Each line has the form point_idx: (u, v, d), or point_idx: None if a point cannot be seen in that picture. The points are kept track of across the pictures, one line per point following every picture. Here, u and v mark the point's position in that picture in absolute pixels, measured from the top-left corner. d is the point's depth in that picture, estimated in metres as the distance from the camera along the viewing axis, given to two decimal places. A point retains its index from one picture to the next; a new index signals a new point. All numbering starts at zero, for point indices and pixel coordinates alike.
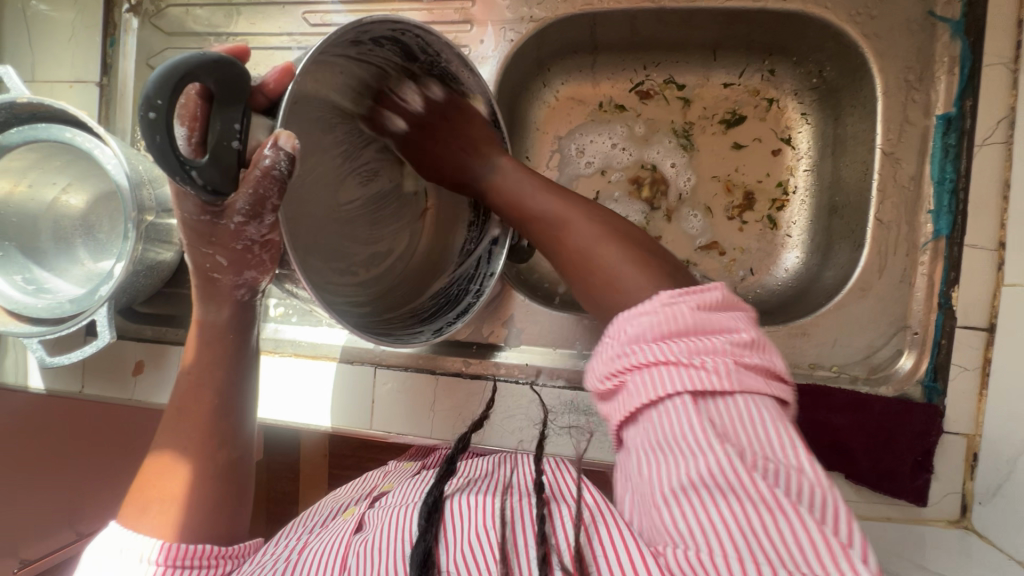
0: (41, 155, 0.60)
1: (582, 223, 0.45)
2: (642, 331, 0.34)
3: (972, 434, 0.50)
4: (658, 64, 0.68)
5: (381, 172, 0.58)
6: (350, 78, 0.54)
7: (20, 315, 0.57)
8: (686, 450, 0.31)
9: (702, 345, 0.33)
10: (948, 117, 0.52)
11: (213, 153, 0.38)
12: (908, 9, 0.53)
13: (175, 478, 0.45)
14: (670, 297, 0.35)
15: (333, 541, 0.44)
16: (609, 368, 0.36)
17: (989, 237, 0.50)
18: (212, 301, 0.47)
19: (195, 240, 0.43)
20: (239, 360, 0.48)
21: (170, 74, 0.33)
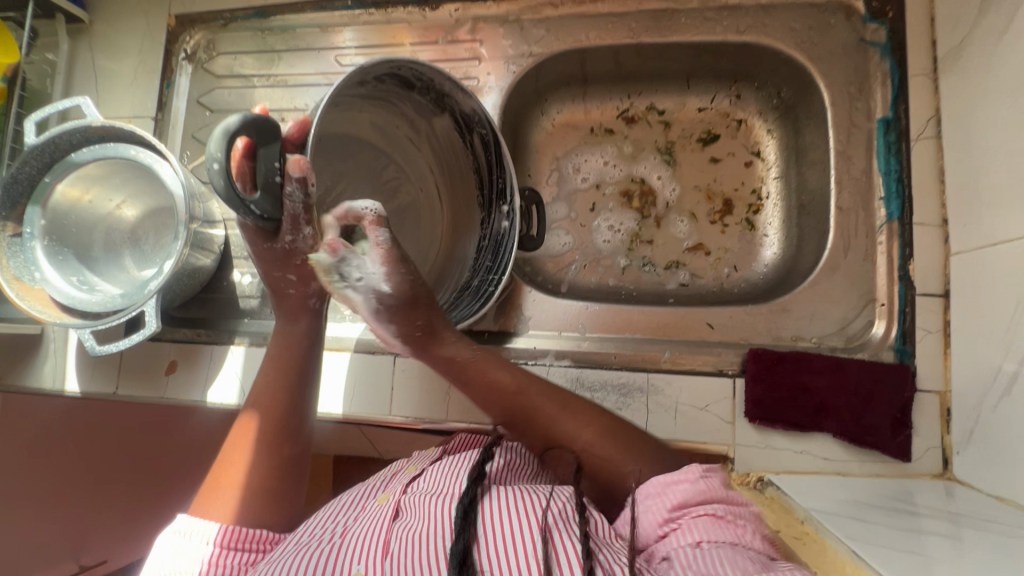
0: (106, 172, 0.68)
1: (563, 421, 0.52)
2: (692, 492, 0.43)
3: (943, 391, 0.55)
4: (640, 94, 0.79)
5: (402, 188, 0.67)
6: (368, 115, 0.61)
7: (74, 310, 0.63)
8: (740, 569, 0.37)
9: (738, 511, 0.43)
10: (887, 120, 0.62)
11: (264, 190, 0.46)
12: (843, 37, 0.65)
13: (250, 473, 0.51)
14: (707, 470, 0.46)
15: (372, 526, 0.45)
16: (661, 516, 0.43)
17: (934, 216, 0.58)
18: (290, 315, 0.56)
19: (269, 265, 0.52)
20: (307, 365, 0.56)
21: (225, 134, 0.41)
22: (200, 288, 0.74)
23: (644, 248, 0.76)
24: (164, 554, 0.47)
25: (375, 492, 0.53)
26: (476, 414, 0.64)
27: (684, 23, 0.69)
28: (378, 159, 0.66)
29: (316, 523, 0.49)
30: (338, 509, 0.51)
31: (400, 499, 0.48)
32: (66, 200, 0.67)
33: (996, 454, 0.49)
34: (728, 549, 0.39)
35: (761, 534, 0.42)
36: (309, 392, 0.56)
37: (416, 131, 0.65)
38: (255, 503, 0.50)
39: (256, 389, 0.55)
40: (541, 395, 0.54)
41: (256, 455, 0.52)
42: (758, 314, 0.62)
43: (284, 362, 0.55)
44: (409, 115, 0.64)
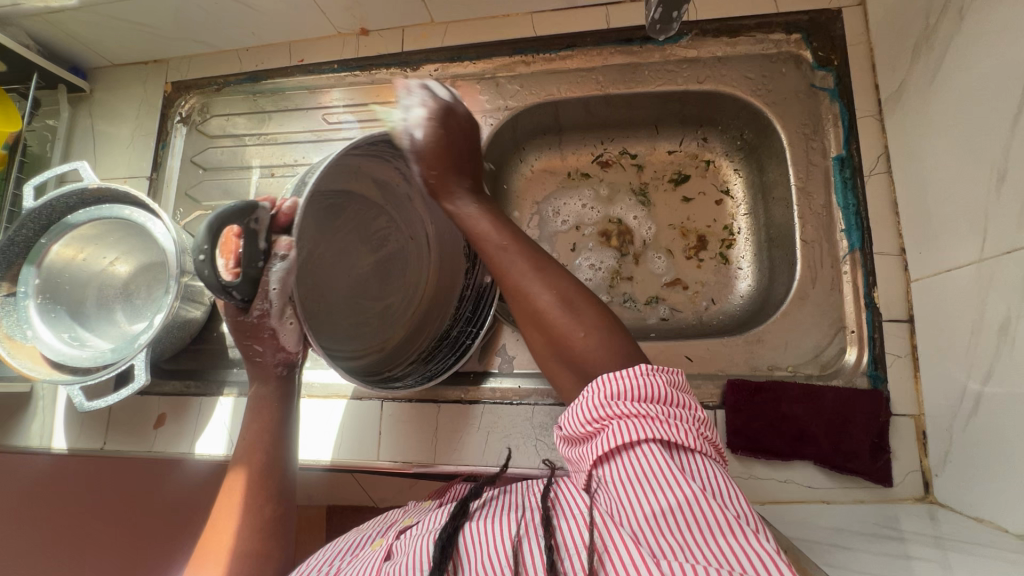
0: (100, 232, 0.71)
1: (532, 282, 0.47)
2: (624, 387, 0.38)
3: (918, 414, 0.57)
4: (613, 139, 0.83)
5: (390, 239, 0.68)
6: (363, 171, 0.64)
7: (64, 366, 0.64)
8: (655, 486, 0.35)
9: (673, 412, 0.38)
10: (841, 158, 0.66)
11: (245, 274, 0.49)
12: (795, 84, 0.70)
13: (240, 540, 0.50)
14: (648, 369, 0.39)
15: (364, 568, 0.43)
16: (590, 413, 0.39)
17: (892, 245, 0.61)
18: (261, 378, 0.57)
19: (238, 335, 0.54)
20: (283, 426, 0.57)
21: (213, 225, 0.45)
22: (190, 340, 0.75)
23: (625, 285, 0.79)
24: None
25: (365, 540, 0.50)
26: (463, 455, 0.64)
27: (648, 75, 0.74)
28: (371, 210, 0.67)
29: (310, 568, 0.47)
30: (333, 554, 0.49)
31: (393, 544, 0.46)
32: (60, 259, 0.69)
33: (971, 475, 0.50)
34: (656, 451, 0.36)
35: (692, 435, 0.37)
36: (287, 451, 0.56)
37: (411, 184, 0.67)
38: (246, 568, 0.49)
39: (238, 454, 0.55)
40: (519, 257, 0.49)
41: (245, 522, 0.51)
42: (734, 345, 0.64)
43: (258, 427, 0.56)
44: (401, 169, 0.65)
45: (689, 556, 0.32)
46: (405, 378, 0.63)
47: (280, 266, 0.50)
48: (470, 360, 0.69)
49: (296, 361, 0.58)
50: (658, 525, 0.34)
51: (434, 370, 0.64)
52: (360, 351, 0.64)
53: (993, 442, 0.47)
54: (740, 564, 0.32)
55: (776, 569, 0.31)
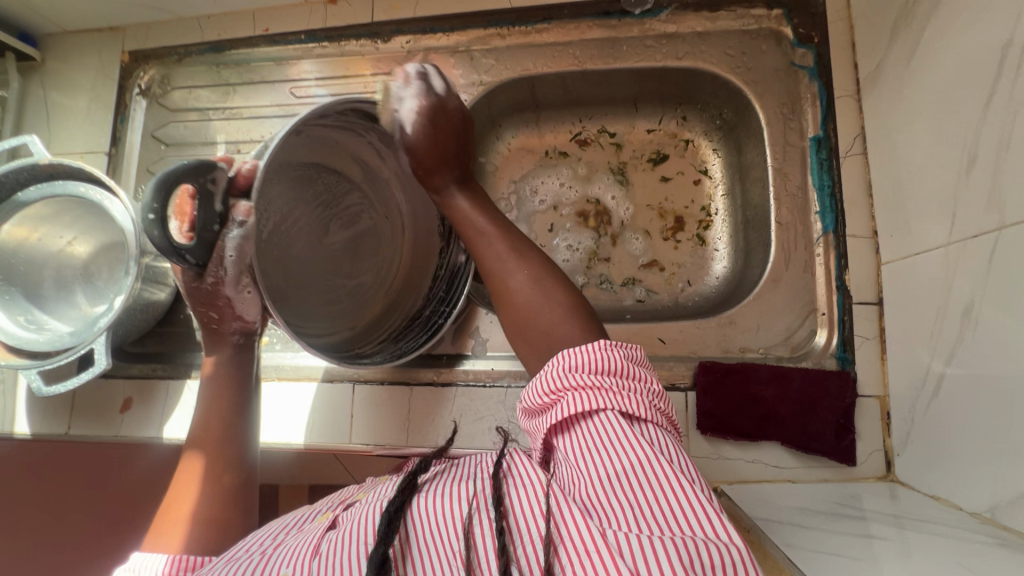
0: (55, 210, 0.67)
1: (513, 274, 0.48)
2: (580, 361, 0.38)
3: (883, 396, 0.57)
4: (591, 117, 0.81)
5: (362, 217, 0.64)
6: (345, 150, 0.61)
7: (22, 351, 0.61)
8: (609, 451, 0.34)
9: (627, 384, 0.37)
10: (818, 138, 0.65)
11: (199, 237, 0.49)
12: (775, 61, 0.68)
13: (201, 504, 0.50)
14: (605, 343, 0.39)
15: (304, 541, 0.41)
16: (547, 386, 0.39)
17: (865, 228, 0.61)
18: (217, 344, 0.57)
19: (194, 303, 0.54)
20: (240, 389, 0.56)
21: (161, 184, 0.44)
22: (156, 322, 0.73)
23: (602, 266, 0.78)
24: None
25: (315, 515, 0.48)
26: (435, 438, 0.63)
27: (626, 50, 0.72)
28: (343, 185, 0.63)
29: (249, 542, 0.45)
30: (276, 528, 0.47)
31: (337, 516, 0.44)
32: (13, 239, 0.66)
33: (931, 455, 0.51)
34: (609, 418, 0.36)
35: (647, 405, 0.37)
36: (249, 413, 0.56)
37: (385, 162, 0.64)
38: (206, 529, 0.49)
39: (196, 425, 0.54)
40: (499, 244, 0.51)
41: (205, 483, 0.51)
42: (707, 327, 0.64)
43: (218, 391, 0.56)
44: (375, 146, 0.63)
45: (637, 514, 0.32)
46: (375, 357, 0.62)
47: (235, 233, 0.49)
48: (443, 342, 0.68)
49: (256, 331, 0.58)
50: (608, 488, 0.34)
51: (403, 349, 0.64)
52: (332, 327, 0.61)
53: (953, 423, 0.48)
54: (684, 519, 0.32)
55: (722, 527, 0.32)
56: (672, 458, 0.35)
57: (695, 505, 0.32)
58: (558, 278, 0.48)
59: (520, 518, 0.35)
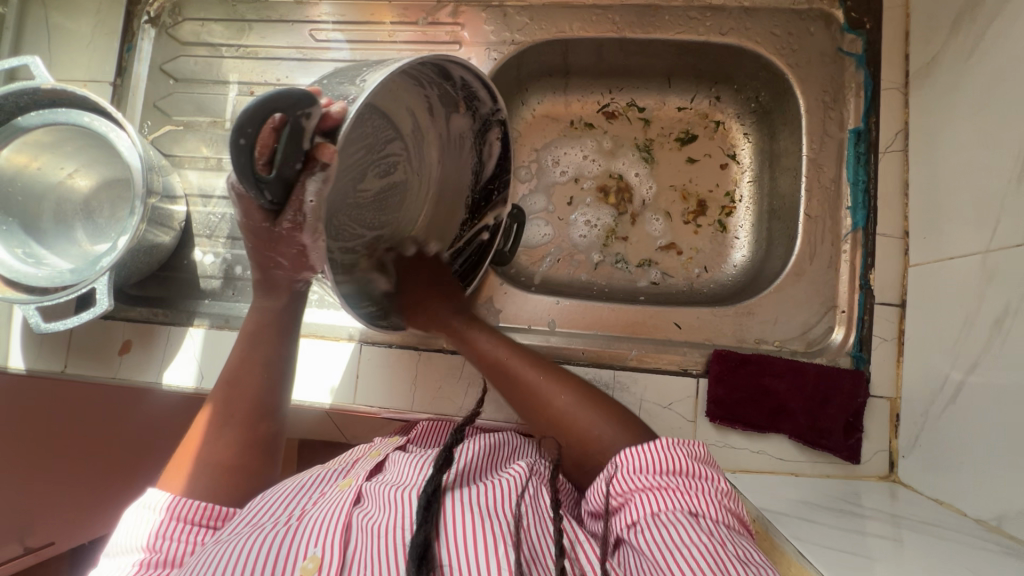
0: (58, 138, 0.64)
1: (546, 392, 0.53)
2: (648, 462, 0.43)
3: (894, 397, 0.57)
4: (621, 89, 0.78)
5: (398, 168, 0.58)
6: (400, 92, 0.54)
7: (19, 284, 0.59)
8: (685, 545, 0.38)
9: (694, 483, 0.42)
10: (858, 130, 0.63)
11: (280, 173, 0.40)
12: (822, 45, 0.66)
13: (219, 449, 0.49)
14: (671, 443, 0.44)
15: (332, 509, 0.43)
16: (617, 487, 0.43)
17: (896, 227, 0.59)
18: (270, 288, 0.52)
19: (260, 244, 0.48)
20: (282, 343, 0.54)
21: (258, 108, 0.35)
22: (158, 266, 0.71)
23: (619, 245, 0.76)
24: (126, 524, 0.45)
25: (336, 476, 0.50)
26: (442, 405, 0.63)
27: (668, 20, 0.69)
28: (387, 133, 0.55)
29: (268, 506, 0.44)
30: (293, 491, 0.47)
31: (363, 486, 0.46)
32: (12, 166, 0.62)
33: (939, 459, 0.51)
34: (682, 516, 0.39)
35: (714, 505, 0.41)
36: (287, 365, 0.54)
37: (432, 120, 0.58)
38: (217, 476, 0.48)
39: (232, 365, 0.53)
40: (524, 365, 0.55)
41: (230, 428, 0.50)
42: (724, 315, 0.64)
43: (257, 334, 0.53)
44: (429, 100, 0.56)
45: None
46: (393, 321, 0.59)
47: (318, 177, 0.42)
48: None
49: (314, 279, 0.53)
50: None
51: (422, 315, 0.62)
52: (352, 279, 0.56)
53: (968, 430, 0.48)
54: None
55: None
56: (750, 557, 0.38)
57: None
58: (591, 401, 0.52)
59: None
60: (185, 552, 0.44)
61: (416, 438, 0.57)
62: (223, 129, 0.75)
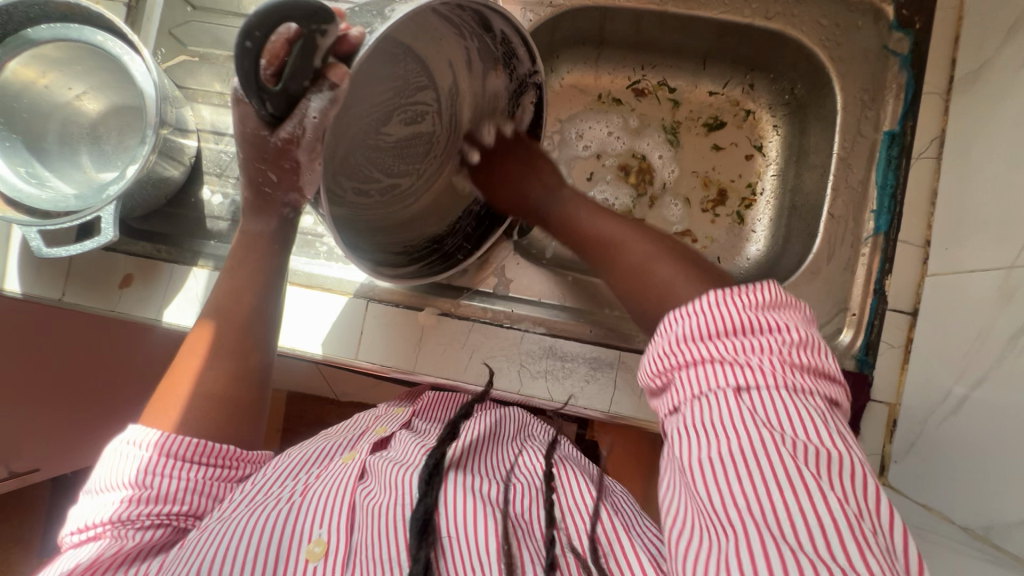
0: (68, 57, 0.61)
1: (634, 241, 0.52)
2: (692, 332, 0.39)
3: (893, 403, 0.58)
4: (654, 67, 0.76)
5: (426, 117, 0.57)
6: (443, 42, 0.53)
7: (20, 205, 0.56)
8: (718, 434, 0.36)
9: (750, 345, 0.38)
10: (893, 133, 0.62)
11: (284, 85, 0.39)
12: (867, 42, 0.64)
13: (206, 382, 0.48)
14: (719, 299, 0.39)
15: (337, 483, 0.44)
16: (657, 367, 0.41)
17: (918, 235, 0.59)
18: (261, 214, 0.52)
19: (254, 156, 0.46)
20: (271, 272, 0.53)
21: (272, 10, 0.34)
22: (165, 202, 0.69)
23: None
24: (118, 464, 0.45)
25: (342, 449, 0.51)
26: (445, 369, 0.62)
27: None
28: (419, 78, 0.54)
29: (276, 478, 0.45)
30: (297, 464, 0.48)
31: (365, 461, 0.47)
32: (19, 80, 0.59)
33: (932, 467, 0.52)
34: (725, 395, 0.37)
35: (772, 365, 0.37)
36: (275, 299, 0.53)
37: (468, 74, 0.56)
38: (205, 409, 0.47)
39: (218, 296, 0.51)
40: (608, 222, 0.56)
41: (214, 360, 0.49)
42: None
43: (243, 264, 0.52)
44: (470, 53, 0.55)
45: (767, 485, 0.33)
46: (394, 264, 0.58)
47: (323, 96, 0.40)
48: (463, 275, 0.66)
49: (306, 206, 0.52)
50: (722, 466, 0.35)
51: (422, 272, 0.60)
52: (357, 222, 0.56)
53: (967, 442, 0.49)
54: (809, 503, 0.32)
55: (853, 528, 0.32)
56: (807, 446, 0.34)
57: (808, 482, 0.33)
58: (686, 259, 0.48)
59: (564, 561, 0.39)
60: (180, 489, 0.44)
61: (421, 411, 0.58)
62: None
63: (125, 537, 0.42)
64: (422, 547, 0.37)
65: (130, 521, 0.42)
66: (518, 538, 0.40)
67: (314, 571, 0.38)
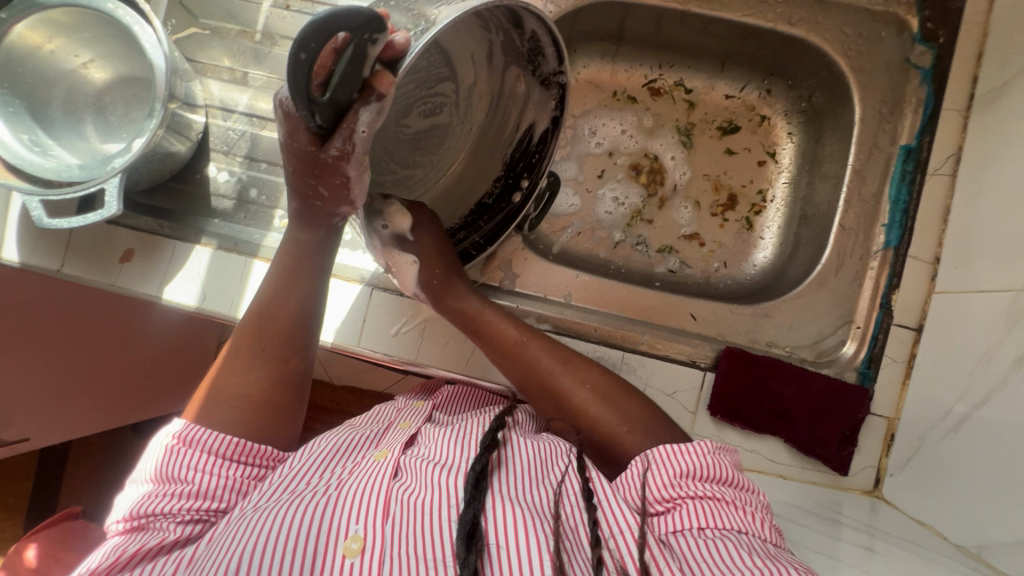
0: (76, 23, 0.60)
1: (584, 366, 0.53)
2: (693, 467, 0.44)
3: (892, 418, 0.58)
4: (671, 66, 0.75)
5: (444, 110, 0.56)
6: (467, 36, 0.51)
7: (22, 173, 0.55)
8: (729, 562, 0.38)
9: (740, 495, 0.44)
10: (909, 148, 0.62)
11: (333, 96, 0.39)
12: (889, 53, 0.64)
13: (251, 384, 0.48)
14: (714, 448, 0.45)
15: (371, 479, 0.43)
16: (660, 491, 0.43)
17: (928, 252, 0.59)
18: (307, 221, 0.51)
19: (302, 171, 0.46)
20: (316, 280, 0.52)
21: (327, 23, 0.33)
22: (169, 177, 0.68)
23: (642, 227, 0.74)
24: (157, 458, 0.45)
25: (368, 445, 0.51)
26: (450, 361, 0.62)
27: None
28: (441, 70, 0.53)
29: (303, 472, 0.45)
30: (328, 459, 0.47)
31: (399, 459, 0.46)
32: (25, 44, 0.58)
33: (929, 484, 0.53)
34: (728, 528, 0.41)
35: (761, 518, 0.43)
36: (319, 300, 0.52)
37: (489, 70, 0.55)
38: (253, 413, 0.47)
39: (262, 297, 0.51)
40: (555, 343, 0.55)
41: (263, 366, 0.49)
42: (741, 315, 0.63)
43: (290, 265, 0.51)
44: (492, 47, 0.53)
45: None
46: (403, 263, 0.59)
47: (371, 106, 0.41)
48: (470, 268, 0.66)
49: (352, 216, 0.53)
50: None
51: None
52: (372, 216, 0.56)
53: (967, 462, 0.50)
54: None
55: None
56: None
57: None
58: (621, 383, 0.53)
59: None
60: (218, 486, 0.44)
61: (441, 404, 0.57)
62: (251, 40, 0.70)
63: (165, 529, 0.42)
64: (469, 552, 0.38)
65: (170, 514, 0.42)
66: (566, 555, 0.39)
67: (351, 567, 0.38)
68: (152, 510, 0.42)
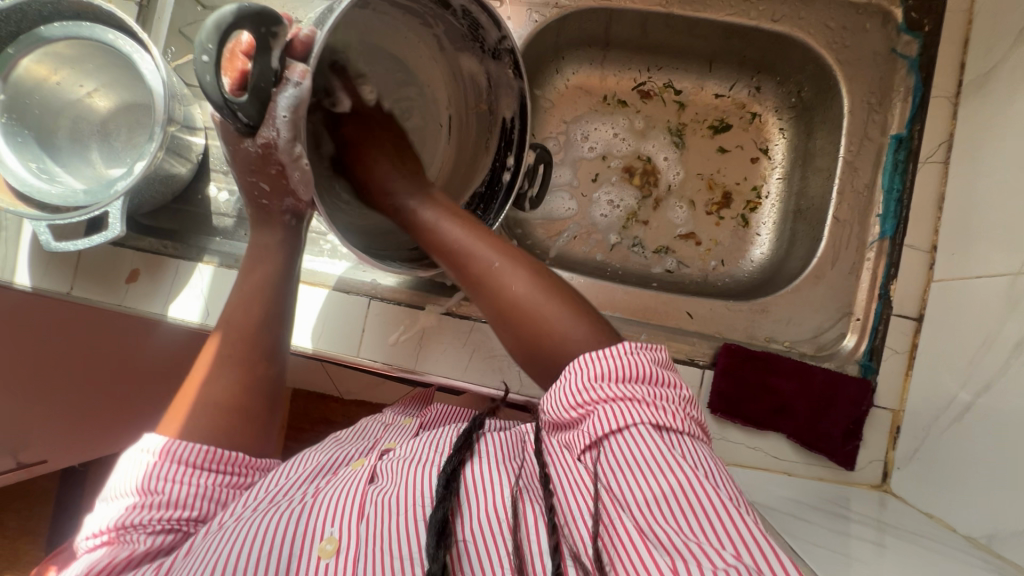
0: (79, 54, 0.62)
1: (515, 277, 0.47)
2: (605, 369, 0.40)
3: (897, 410, 0.57)
4: (660, 68, 0.76)
5: (412, 111, 0.62)
6: (410, 33, 0.57)
7: (31, 201, 0.57)
8: (647, 470, 0.36)
9: (658, 393, 0.39)
10: (900, 137, 0.62)
11: (252, 93, 0.44)
12: (875, 44, 0.64)
13: (218, 390, 0.48)
14: (632, 347, 0.41)
15: (348, 487, 0.44)
16: (574, 399, 0.40)
17: (925, 240, 0.59)
18: (265, 225, 0.55)
19: (243, 169, 0.51)
20: (284, 286, 0.54)
21: (224, 22, 0.39)
22: (173, 198, 0.69)
23: (638, 228, 0.74)
24: (130, 471, 0.45)
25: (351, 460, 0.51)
26: (446, 368, 0.62)
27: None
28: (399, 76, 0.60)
29: (288, 485, 0.46)
30: (309, 472, 0.48)
31: (375, 465, 0.47)
32: (31, 77, 0.61)
33: (936, 476, 0.52)
34: (642, 432, 0.37)
35: (678, 414, 0.39)
36: (286, 302, 0.54)
37: (444, 60, 0.59)
38: (220, 418, 0.47)
39: (232, 305, 0.52)
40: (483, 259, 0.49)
41: (222, 372, 0.49)
42: (738, 312, 0.64)
43: (256, 276, 0.53)
44: (438, 37, 0.58)
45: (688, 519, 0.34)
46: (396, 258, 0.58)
47: (290, 92, 0.45)
48: None
49: (305, 213, 0.56)
50: (654, 504, 0.35)
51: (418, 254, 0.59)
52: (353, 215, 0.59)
53: (972, 450, 0.49)
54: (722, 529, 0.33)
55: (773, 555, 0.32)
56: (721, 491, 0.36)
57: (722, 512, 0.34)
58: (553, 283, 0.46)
59: (564, 518, 0.37)
60: (189, 495, 0.44)
61: (430, 421, 0.57)
62: None
63: (136, 541, 0.43)
64: (439, 547, 0.36)
65: (142, 525, 0.43)
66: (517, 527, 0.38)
67: (326, 568, 0.38)
68: (128, 522, 0.43)
